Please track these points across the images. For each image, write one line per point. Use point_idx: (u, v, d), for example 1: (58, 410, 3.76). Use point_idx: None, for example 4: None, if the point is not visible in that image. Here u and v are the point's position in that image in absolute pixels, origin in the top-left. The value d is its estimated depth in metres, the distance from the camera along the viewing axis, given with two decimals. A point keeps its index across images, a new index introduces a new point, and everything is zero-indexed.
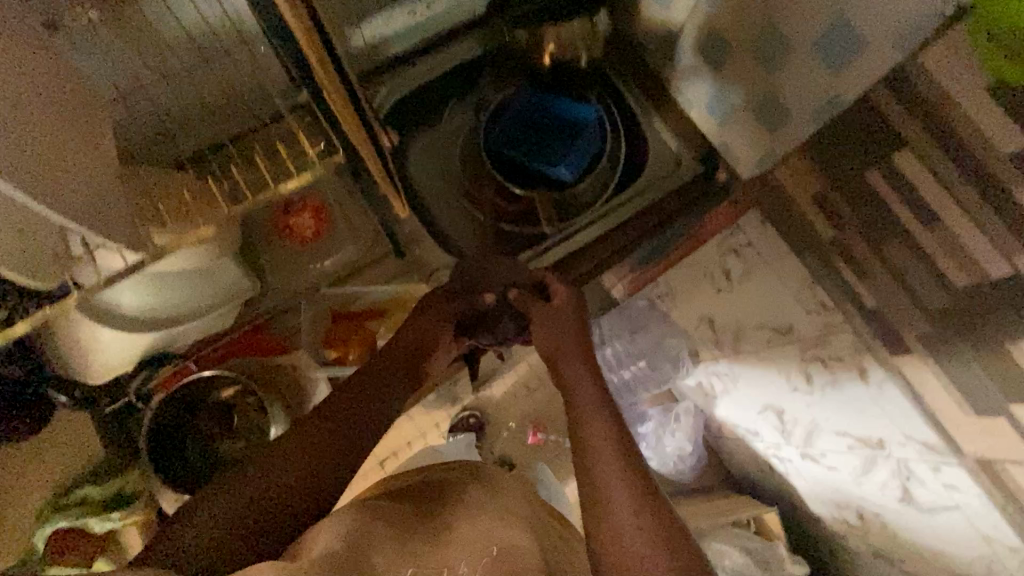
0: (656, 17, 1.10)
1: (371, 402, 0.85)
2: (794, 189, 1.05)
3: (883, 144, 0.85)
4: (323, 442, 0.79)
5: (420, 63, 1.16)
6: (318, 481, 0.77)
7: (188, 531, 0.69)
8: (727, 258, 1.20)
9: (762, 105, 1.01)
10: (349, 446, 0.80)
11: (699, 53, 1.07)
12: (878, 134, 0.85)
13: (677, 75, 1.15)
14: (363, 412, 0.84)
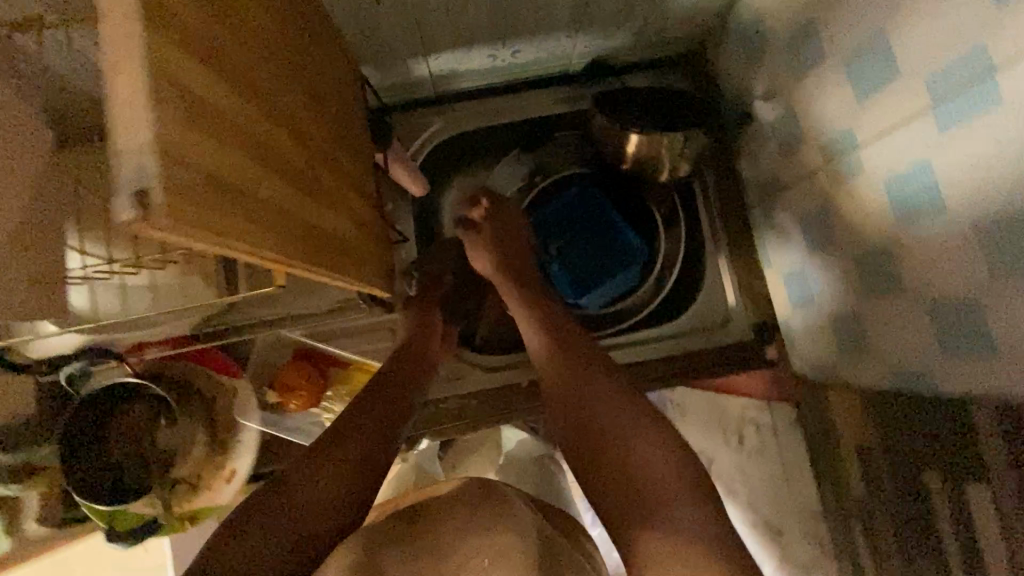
0: (767, 157, 0.90)
1: (391, 389, 0.75)
2: (844, 422, 0.85)
3: (960, 459, 0.64)
4: (354, 434, 0.67)
5: (490, 104, 1.03)
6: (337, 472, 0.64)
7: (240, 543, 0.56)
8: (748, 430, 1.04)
9: (838, 322, 0.81)
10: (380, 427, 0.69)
11: (798, 223, 0.86)
12: (958, 445, 0.64)
13: (768, 227, 0.95)
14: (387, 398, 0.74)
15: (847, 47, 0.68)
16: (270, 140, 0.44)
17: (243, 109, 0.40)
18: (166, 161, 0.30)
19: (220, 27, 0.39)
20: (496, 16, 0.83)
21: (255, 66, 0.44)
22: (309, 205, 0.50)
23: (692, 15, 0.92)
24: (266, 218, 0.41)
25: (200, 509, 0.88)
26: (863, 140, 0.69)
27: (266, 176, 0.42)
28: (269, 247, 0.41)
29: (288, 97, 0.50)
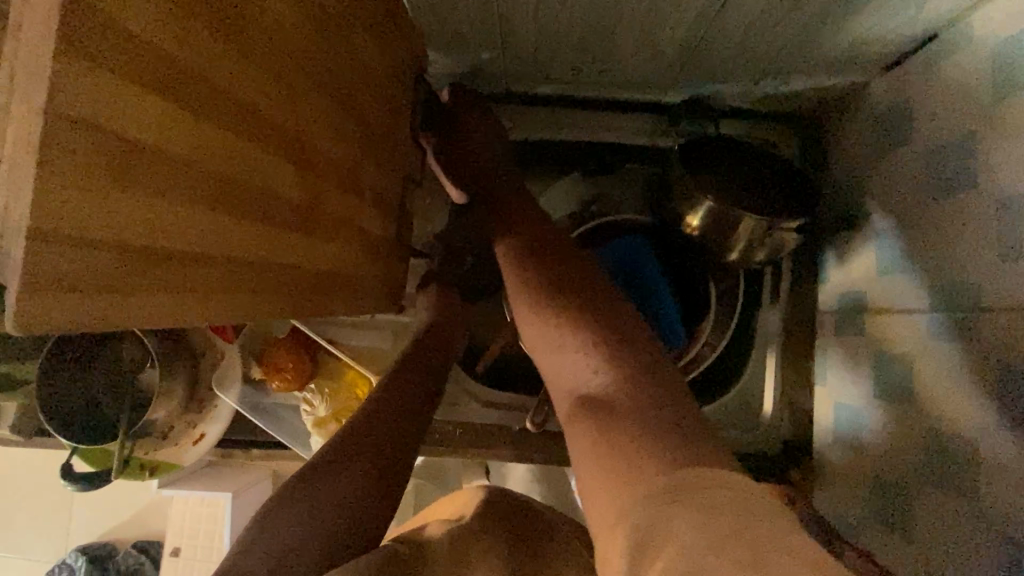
0: (862, 269, 0.76)
1: (403, 386, 0.72)
2: None
3: None
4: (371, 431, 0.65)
5: (569, 116, 0.91)
6: (347, 495, 0.59)
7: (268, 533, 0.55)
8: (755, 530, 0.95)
9: (886, 487, 0.70)
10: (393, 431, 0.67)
11: (874, 356, 0.73)
12: None
13: (835, 344, 0.81)
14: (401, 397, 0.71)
15: (1009, 188, 0.53)
16: (261, 136, 0.37)
17: (224, 143, 0.33)
18: (58, 237, 0.23)
19: (217, 37, 0.31)
20: (591, 30, 0.70)
21: (263, 81, 0.36)
22: (297, 242, 0.43)
23: (824, 77, 0.76)
24: (225, 273, 0.35)
25: (160, 464, 0.86)
26: (992, 304, 0.56)
27: (236, 222, 0.35)
28: (220, 308, 0.35)
29: (294, 82, 0.40)
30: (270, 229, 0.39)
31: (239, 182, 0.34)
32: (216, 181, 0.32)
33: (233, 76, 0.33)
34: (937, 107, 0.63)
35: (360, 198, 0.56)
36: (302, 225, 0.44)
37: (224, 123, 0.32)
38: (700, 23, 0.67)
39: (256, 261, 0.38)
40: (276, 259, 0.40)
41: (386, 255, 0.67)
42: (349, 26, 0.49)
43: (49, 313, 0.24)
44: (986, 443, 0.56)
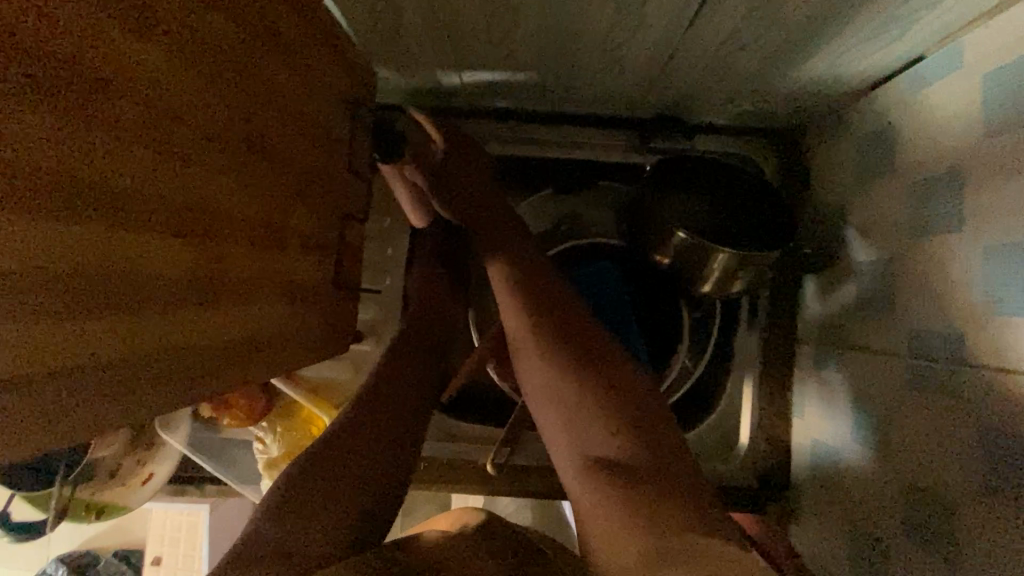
0: (841, 301, 0.72)
1: (386, 393, 0.68)
2: None
3: None
4: (358, 439, 0.62)
5: (536, 130, 0.86)
6: (338, 492, 0.58)
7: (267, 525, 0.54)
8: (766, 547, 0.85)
9: (860, 533, 0.66)
10: (383, 439, 0.64)
11: (851, 392, 0.70)
12: None
13: (814, 375, 0.78)
14: (386, 406, 0.67)
15: (994, 238, 0.49)
16: (106, 192, 0.31)
17: (46, 243, 0.28)
18: None
19: (29, 122, 0.26)
20: (551, 46, 0.64)
21: (111, 155, 0.31)
22: (183, 323, 0.39)
23: (806, 94, 0.71)
24: (60, 386, 0.31)
25: (105, 508, 0.82)
26: (971, 357, 0.51)
27: (69, 325, 0.30)
28: (51, 423, 0.31)
29: (156, 126, 0.34)
30: (135, 324, 0.35)
31: (71, 279, 0.30)
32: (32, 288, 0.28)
33: (54, 157, 0.28)
34: (921, 138, 0.58)
35: (277, 236, 0.50)
36: (189, 299, 0.39)
37: (44, 220, 0.28)
38: (668, 43, 0.61)
39: (106, 337, 0.33)
40: (144, 350, 0.36)
41: (326, 290, 0.62)
42: (249, 68, 0.43)
43: None
44: (956, 507, 0.52)
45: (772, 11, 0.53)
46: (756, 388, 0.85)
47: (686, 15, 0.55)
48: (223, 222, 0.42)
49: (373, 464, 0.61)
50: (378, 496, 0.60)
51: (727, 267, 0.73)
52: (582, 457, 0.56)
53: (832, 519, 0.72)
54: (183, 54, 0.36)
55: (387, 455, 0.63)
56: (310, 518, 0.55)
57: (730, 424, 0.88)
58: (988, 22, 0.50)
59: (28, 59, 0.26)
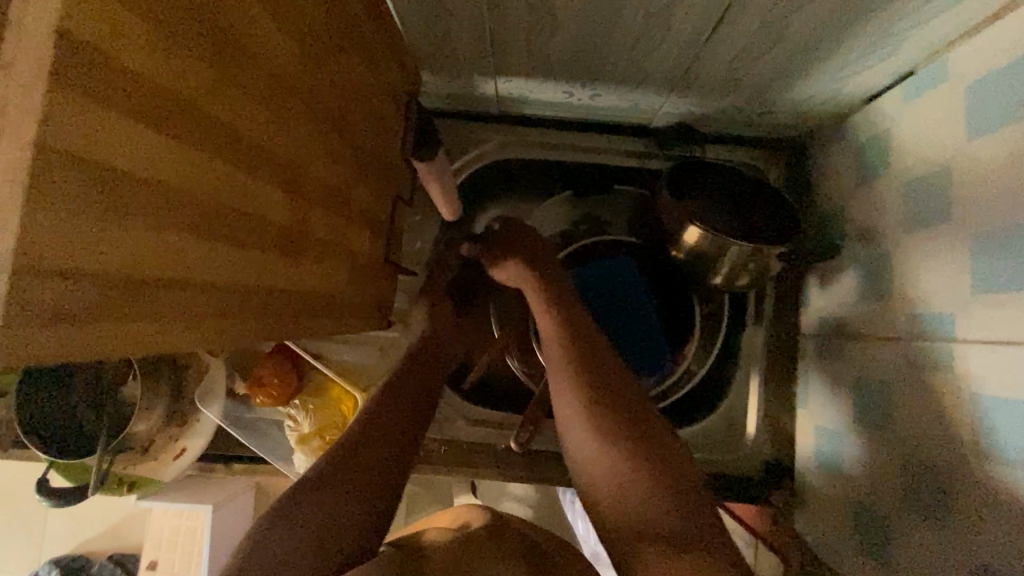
0: (842, 296, 0.77)
1: (393, 407, 0.71)
2: None
3: None
4: (362, 451, 0.66)
5: (560, 135, 0.93)
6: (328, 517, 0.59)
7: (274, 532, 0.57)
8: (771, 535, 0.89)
9: (861, 511, 0.70)
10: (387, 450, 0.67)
11: (850, 380, 0.75)
12: None
13: (816, 366, 0.82)
14: (391, 419, 0.70)
15: (975, 225, 0.55)
16: (246, 140, 0.36)
17: (208, 168, 0.33)
18: (51, 269, 0.24)
19: (203, 69, 0.31)
20: (583, 53, 0.71)
21: (249, 110, 0.36)
22: (280, 266, 0.43)
23: (809, 106, 0.78)
24: (209, 308, 0.35)
25: (135, 480, 0.85)
26: (957, 336, 0.57)
27: (219, 253, 0.35)
28: (196, 342, 0.35)
29: (278, 91, 0.40)
30: (251, 257, 0.39)
31: (221, 207, 0.35)
32: (196, 214, 0.32)
33: (218, 104, 0.33)
34: (913, 141, 0.64)
35: (347, 207, 0.55)
36: (287, 248, 0.44)
37: (205, 155, 0.32)
38: (689, 53, 0.68)
39: (237, 269, 0.37)
40: (258, 288, 0.40)
41: (374, 265, 0.67)
42: (338, 52, 0.49)
43: (42, 344, 0.24)
44: (948, 476, 0.57)
45: (783, 25, 0.61)
46: (763, 382, 0.90)
47: (707, 25, 0.62)
48: (314, 185, 0.47)
49: (367, 490, 0.63)
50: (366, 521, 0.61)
51: (736, 261, 0.79)
52: (597, 455, 0.61)
53: (837, 500, 0.76)
54: (298, 32, 0.42)
55: (382, 479, 0.65)
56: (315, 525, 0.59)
57: (735, 417, 0.92)
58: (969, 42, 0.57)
59: (204, 17, 0.31)
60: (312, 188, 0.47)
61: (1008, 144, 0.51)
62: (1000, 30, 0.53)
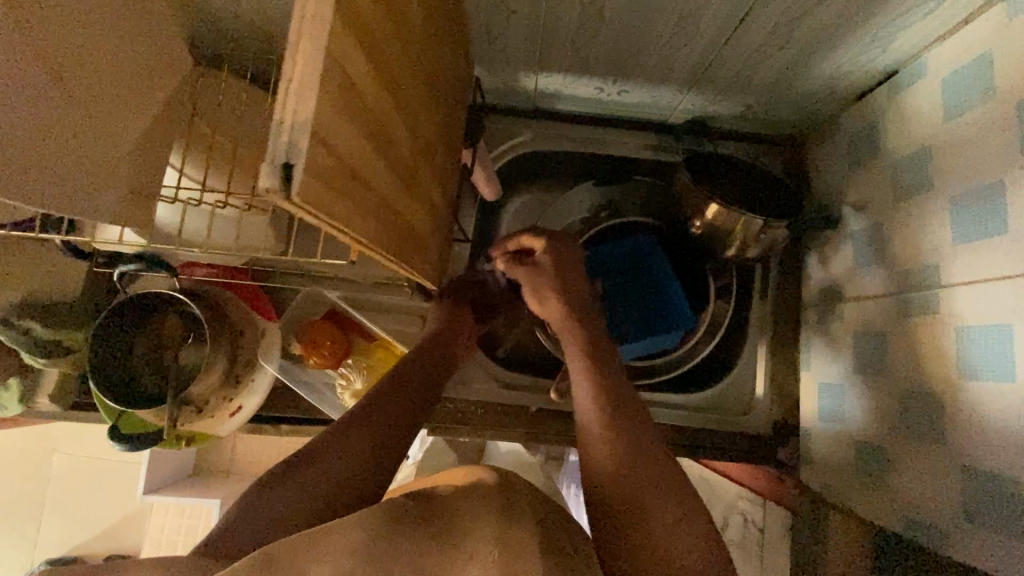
0: (839, 266, 0.89)
1: (398, 391, 0.79)
2: (835, 542, 0.83)
3: None
4: (365, 425, 0.73)
5: (587, 128, 1.04)
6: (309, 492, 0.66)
7: (274, 488, 0.66)
8: (778, 486, 0.99)
9: (862, 450, 0.80)
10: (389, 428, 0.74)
11: (848, 337, 0.86)
12: None
13: (817, 332, 0.93)
14: (395, 400, 0.78)
15: (954, 191, 0.67)
16: (395, 83, 0.45)
17: (378, 92, 0.42)
18: (325, 147, 0.33)
19: (383, 24, 0.41)
20: (619, 51, 0.83)
21: (399, 62, 0.46)
22: (402, 193, 0.52)
23: (808, 103, 0.91)
24: (372, 214, 0.44)
25: (198, 433, 0.91)
26: (944, 282, 0.68)
27: (379, 172, 0.44)
28: (362, 240, 0.44)
29: (411, 54, 0.50)
30: (388, 178, 0.47)
31: (382, 127, 0.43)
32: (374, 135, 0.42)
33: (387, 52, 0.43)
34: (899, 127, 0.77)
35: (435, 165, 0.64)
36: (406, 183, 0.53)
37: (380, 89, 0.42)
38: (710, 53, 0.81)
39: (385, 190, 0.46)
40: (391, 210, 0.49)
41: (444, 226, 0.76)
42: (441, 32, 0.59)
43: (316, 200, 0.33)
44: (935, 402, 0.68)
45: (790, 29, 0.73)
46: (769, 349, 1.01)
47: (728, 29, 0.75)
48: (423, 136, 0.57)
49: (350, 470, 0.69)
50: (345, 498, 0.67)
51: (747, 234, 0.90)
52: (598, 425, 0.68)
53: (838, 444, 0.86)
54: (423, 9, 0.52)
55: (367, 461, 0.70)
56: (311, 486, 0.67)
57: (745, 382, 1.02)
58: (941, 43, 0.71)
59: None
60: (420, 139, 0.56)
61: (979, 120, 0.63)
62: (966, 33, 0.66)
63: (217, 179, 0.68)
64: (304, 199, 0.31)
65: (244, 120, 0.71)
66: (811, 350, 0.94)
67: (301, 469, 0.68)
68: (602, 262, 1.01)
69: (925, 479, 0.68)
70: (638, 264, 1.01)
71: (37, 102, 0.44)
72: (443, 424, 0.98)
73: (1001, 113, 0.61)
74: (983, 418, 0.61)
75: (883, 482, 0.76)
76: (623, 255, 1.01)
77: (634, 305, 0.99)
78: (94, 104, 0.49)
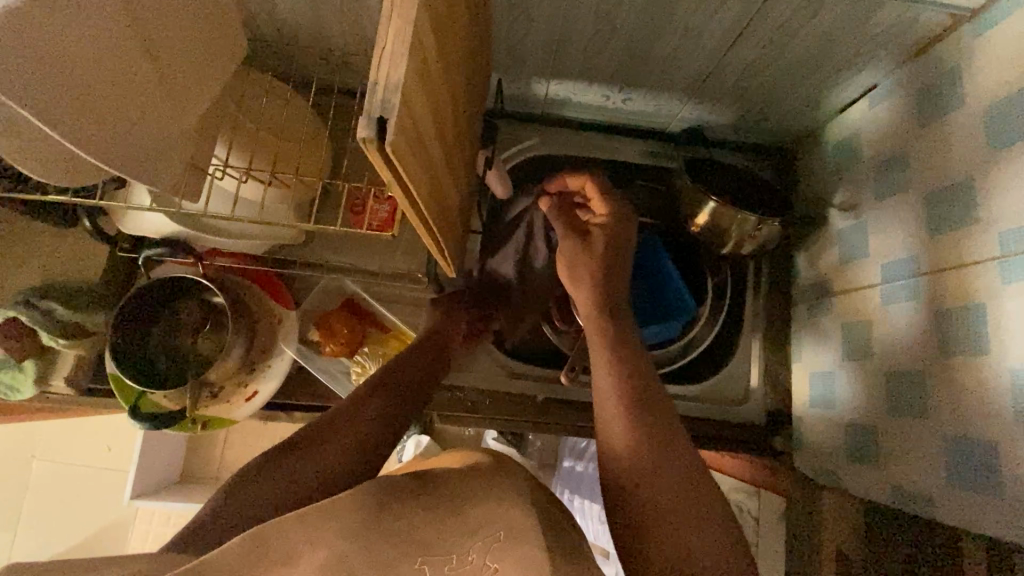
0: (827, 263, 0.96)
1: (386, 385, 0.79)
2: (828, 521, 0.88)
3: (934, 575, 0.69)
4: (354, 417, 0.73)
5: (592, 134, 1.10)
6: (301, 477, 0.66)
7: (262, 474, 0.66)
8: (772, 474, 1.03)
9: (852, 432, 0.85)
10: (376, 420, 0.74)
11: (836, 328, 0.92)
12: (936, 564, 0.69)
13: (807, 325, 0.99)
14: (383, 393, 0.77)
15: (931, 188, 0.74)
16: (447, 67, 0.51)
17: (438, 71, 0.47)
18: (408, 108, 0.38)
19: (445, 14, 0.46)
20: (628, 61, 0.90)
21: (451, 51, 0.51)
22: (444, 171, 0.56)
23: (796, 114, 0.99)
24: (427, 183, 0.49)
25: (213, 417, 0.93)
26: (923, 271, 0.75)
27: (434, 146, 0.49)
28: (418, 205, 0.48)
29: (458, 46, 0.55)
30: (437, 154, 0.52)
31: (438, 103, 0.48)
32: (434, 110, 0.47)
33: (446, 39, 0.48)
34: (880, 133, 0.85)
35: (465, 153, 0.69)
36: (448, 162, 0.58)
37: (440, 70, 0.47)
38: (710, 65, 0.88)
39: (436, 163, 0.51)
40: (438, 184, 0.54)
41: (465, 214, 0.81)
42: (477, 32, 0.65)
43: (399, 153, 0.37)
44: (919, 383, 0.74)
45: (784, 44, 0.81)
46: (762, 343, 1.06)
47: (727, 43, 0.82)
48: (460, 123, 0.62)
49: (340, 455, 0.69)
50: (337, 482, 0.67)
51: (743, 232, 0.97)
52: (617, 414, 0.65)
53: (829, 429, 0.91)
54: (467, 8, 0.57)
55: (357, 448, 0.70)
56: (297, 473, 0.67)
57: (740, 375, 1.07)
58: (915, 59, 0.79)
59: None
60: (458, 126, 0.61)
61: (952, 124, 0.71)
62: (938, 50, 0.75)
63: (255, 163, 0.72)
64: (393, 149, 0.35)
65: (280, 110, 0.75)
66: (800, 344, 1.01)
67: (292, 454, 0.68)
68: None
69: (912, 453, 0.74)
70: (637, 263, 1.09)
71: (121, 76, 0.48)
72: (451, 413, 1.02)
73: (969, 120, 0.69)
74: (963, 391, 0.67)
75: (873, 459, 0.81)
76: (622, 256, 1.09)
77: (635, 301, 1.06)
78: (165, 82, 0.53)
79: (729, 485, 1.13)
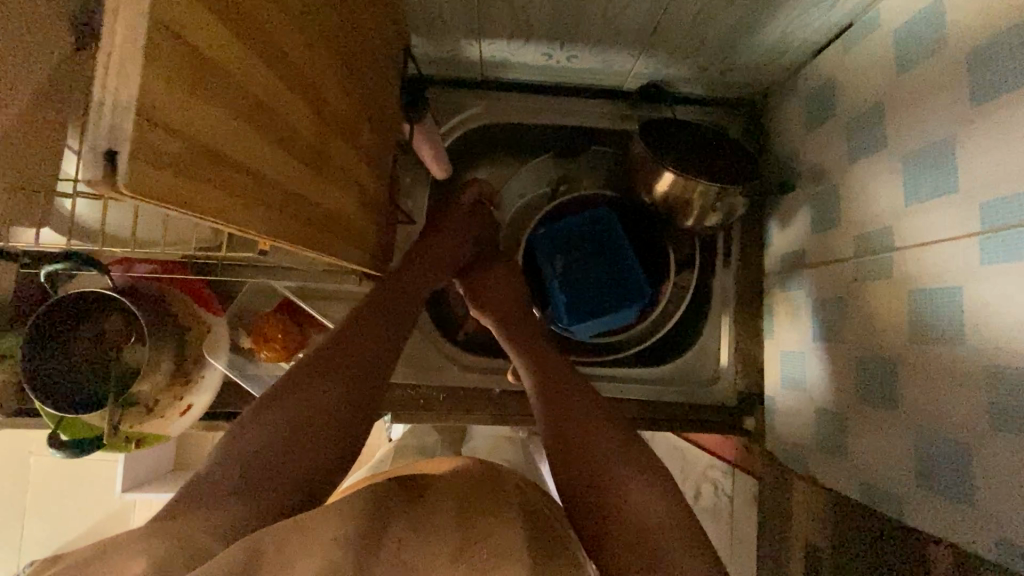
0: (797, 231, 0.87)
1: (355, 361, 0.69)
2: (797, 509, 0.83)
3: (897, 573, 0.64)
4: (315, 406, 0.63)
5: (541, 100, 0.99)
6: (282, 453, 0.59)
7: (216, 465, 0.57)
8: (743, 456, 0.98)
9: (822, 420, 0.79)
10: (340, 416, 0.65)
11: (806, 303, 0.84)
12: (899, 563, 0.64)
13: (781, 299, 0.91)
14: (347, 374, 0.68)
15: (906, 147, 0.64)
16: (283, 58, 0.42)
17: (252, 66, 0.38)
18: (170, 130, 0.31)
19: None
20: (563, 15, 0.77)
21: (289, 37, 0.43)
22: (309, 179, 0.49)
23: (764, 63, 0.87)
24: (263, 198, 0.41)
25: (150, 434, 0.88)
26: (898, 244, 0.65)
27: (269, 154, 0.41)
28: (256, 223, 0.41)
29: (305, 25, 0.45)
30: (285, 161, 0.44)
31: (262, 103, 0.40)
32: (258, 116, 0.39)
33: (267, 25, 0.39)
34: (854, 81, 0.73)
35: (360, 145, 0.61)
36: (315, 162, 0.50)
37: (260, 64, 0.39)
38: (657, 13, 0.76)
39: (280, 174, 0.43)
40: (294, 191, 0.46)
41: (380, 206, 0.72)
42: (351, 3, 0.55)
43: (158, 190, 0.30)
44: (891, 367, 0.66)
45: None
46: (732, 318, 0.99)
47: None
48: (335, 117, 0.53)
49: (325, 419, 0.63)
50: (334, 436, 0.63)
51: (704, 203, 0.88)
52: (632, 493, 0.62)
53: (798, 414, 0.85)
54: None
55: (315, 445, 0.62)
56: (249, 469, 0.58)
57: (709, 354, 1.01)
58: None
59: None
60: (332, 120, 0.52)
61: (932, 70, 0.60)
62: None
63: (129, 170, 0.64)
64: (133, 188, 0.28)
65: None
66: (768, 329, 0.93)
67: (280, 411, 0.62)
68: (555, 260, 1.04)
69: (882, 446, 0.67)
70: (591, 243, 1.05)
71: None
72: (403, 411, 0.97)
73: (949, 66, 0.58)
74: (940, 385, 0.59)
75: (842, 448, 0.75)
76: (575, 243, 1.05)
77: (590, 296, 1.03)
78: None
79: (703, 463, 1.09)
